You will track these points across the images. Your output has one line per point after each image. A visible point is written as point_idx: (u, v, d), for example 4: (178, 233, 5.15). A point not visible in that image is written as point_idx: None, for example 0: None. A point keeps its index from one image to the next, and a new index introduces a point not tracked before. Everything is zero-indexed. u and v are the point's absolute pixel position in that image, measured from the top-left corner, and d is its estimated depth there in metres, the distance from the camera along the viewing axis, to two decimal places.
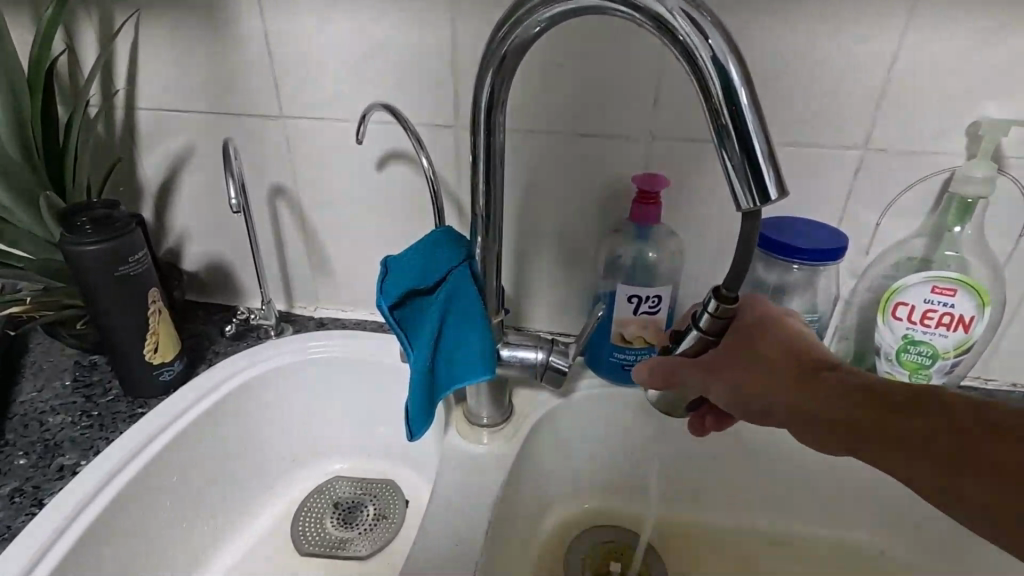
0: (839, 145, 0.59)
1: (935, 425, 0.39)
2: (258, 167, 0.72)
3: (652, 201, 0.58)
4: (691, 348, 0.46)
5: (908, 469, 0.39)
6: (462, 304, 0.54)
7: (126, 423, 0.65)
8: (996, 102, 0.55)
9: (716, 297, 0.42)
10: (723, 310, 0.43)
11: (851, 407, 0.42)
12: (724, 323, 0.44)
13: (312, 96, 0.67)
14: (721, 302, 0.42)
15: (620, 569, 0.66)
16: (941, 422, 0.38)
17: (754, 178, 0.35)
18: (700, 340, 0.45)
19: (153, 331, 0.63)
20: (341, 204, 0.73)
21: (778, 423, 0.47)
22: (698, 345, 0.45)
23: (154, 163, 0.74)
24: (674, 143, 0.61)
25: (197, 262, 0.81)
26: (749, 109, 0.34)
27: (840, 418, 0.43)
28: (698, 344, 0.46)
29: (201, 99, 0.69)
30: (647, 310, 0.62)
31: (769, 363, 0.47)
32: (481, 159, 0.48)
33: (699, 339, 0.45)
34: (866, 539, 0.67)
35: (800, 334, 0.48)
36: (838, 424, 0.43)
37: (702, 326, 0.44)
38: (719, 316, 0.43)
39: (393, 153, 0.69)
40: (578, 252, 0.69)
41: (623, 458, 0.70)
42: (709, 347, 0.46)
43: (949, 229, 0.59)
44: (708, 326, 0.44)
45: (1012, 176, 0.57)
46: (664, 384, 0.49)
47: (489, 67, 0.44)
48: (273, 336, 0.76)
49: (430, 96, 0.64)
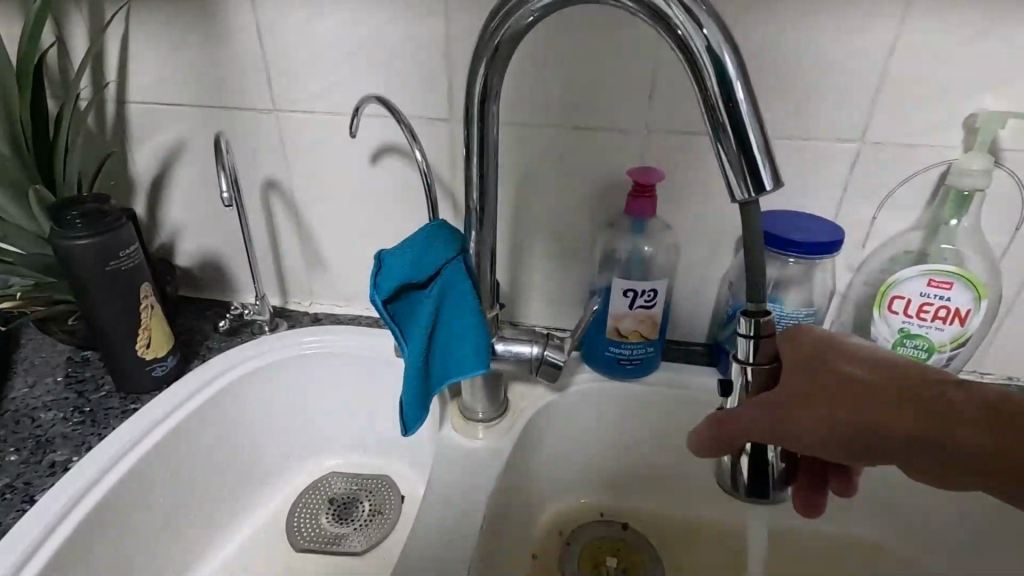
0: (835, 138, 0.58)
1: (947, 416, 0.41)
2: (251, 161, 0.72)
3: (648, 194, 0.58)
4: (748, 386, 0.43)
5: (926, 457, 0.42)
6: (457, 298, 0.54)
7: (118, 419, 0.64)
8: (993, 95, 0.54)
9: (745, 316, 0.41)
10: (763, 327, 0.41)
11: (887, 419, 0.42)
12: (767, 344, 0.42)
13: (306, 90, 0.66)
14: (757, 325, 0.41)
15: (616, 564, 0.66)
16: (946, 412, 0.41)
17: (749, 169, 0.35)
18: (751, 372, 0.43)
19: (144, 326, 0.63)
20: (335, 198, 0.73)
21: (837, 451, 0.44)
22: (753, 379, 0.43)
23: (146, 157, 0.74)
24: (670, 136, 0.61)
25: (190, 258, 0.80)
26: (744, 101, 0.34)
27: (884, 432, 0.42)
28: (751, 376, 0.43)
29: (193, 92, 0.68)
30: (642, 304, 0.62)
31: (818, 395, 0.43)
32: (474, 152, 0.47)
33: (751, 372, 0.43)
34: (862, 534, 0.67)
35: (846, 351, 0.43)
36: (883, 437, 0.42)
37: (744, 356, 0.43)
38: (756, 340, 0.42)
39: (386, 146, 0.68)
40: (573, 246, 0.68)
41: (618, 452, 0.70)
42: (765, 380, 0.43)
43: (945, 223, 0.59)
44: (751, 352, 0.42)
45: (1007, 169, 0.57)
46: (724, 438, 0.44)
47: (482, 59, 0.43)
48: (267, 331, 0.76)
49: (425, 89, 0.64)
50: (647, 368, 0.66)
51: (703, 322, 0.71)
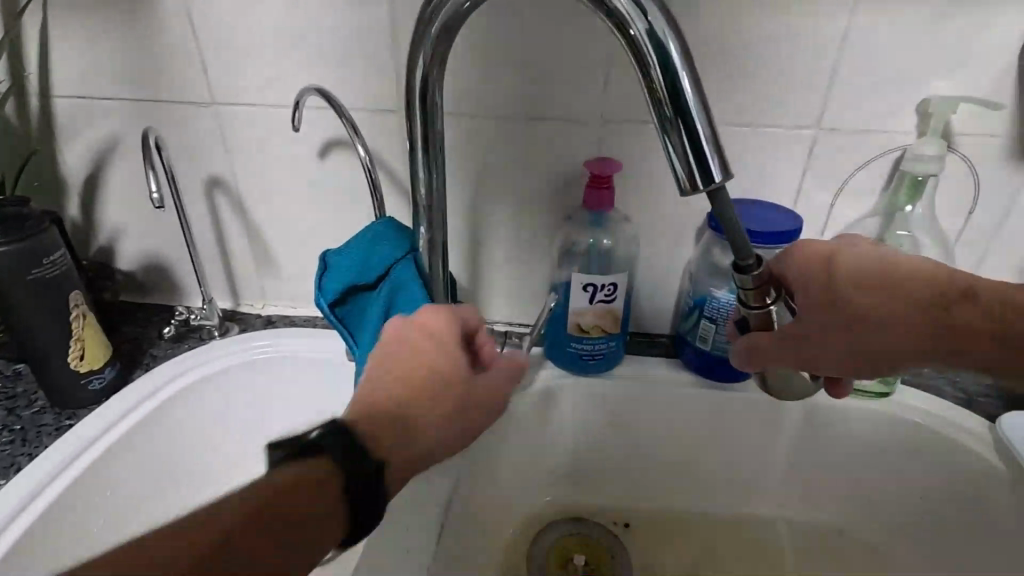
0: (792, 125, 0.58)
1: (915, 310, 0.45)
2: (190, 158, 0.68)
3: (605, 186, 0.57)
4: (759, 324, 0.44)
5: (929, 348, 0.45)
6: (406, 299, 0.51)
7: (52, 437, 0.60)
8: (945, 80, 0.54)
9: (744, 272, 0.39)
10: (761, 278, 0.40)
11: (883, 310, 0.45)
12: (766, 289, 0.41)
13: (245, 81, 0.62)
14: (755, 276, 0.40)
15: (583, 563, 0.65)
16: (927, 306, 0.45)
17: (696, 162, 0.33)
18: (763, 314, 0.43)
19: (77, 337, 0.59)
20: (284, 195, 0.69)
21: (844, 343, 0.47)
22: (764, 319, 0.43)
23: (77, 156, 0.69)
24: (627, 126, 0.59)
25: (131, 261, 0.76)
26: (688, 87, 0.32)
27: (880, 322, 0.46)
28: (763, 318, 0.43)
29: (123, 85, 0.64)
30: (602, 299, 0.60)
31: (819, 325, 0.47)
32: (418, 145, 0.45)
33: (764, 315, 0.43)
34: (827, 519, 0.68)
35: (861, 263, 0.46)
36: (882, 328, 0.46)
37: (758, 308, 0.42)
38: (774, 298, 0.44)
39: (334, 140, 0.65)
40: (533, 240, 0.66)
41: (585, 447, 0.69)
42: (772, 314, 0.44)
43: (900, 209, 0.59)
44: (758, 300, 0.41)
45: (960, 154, 0.57)
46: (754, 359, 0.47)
47: (420, 47, 0.41)
48: (216, 337, 0.72)
49: (370, 79, 0.61)
50: (610, 362, 0.65)
51: (667, 314, 0.70)
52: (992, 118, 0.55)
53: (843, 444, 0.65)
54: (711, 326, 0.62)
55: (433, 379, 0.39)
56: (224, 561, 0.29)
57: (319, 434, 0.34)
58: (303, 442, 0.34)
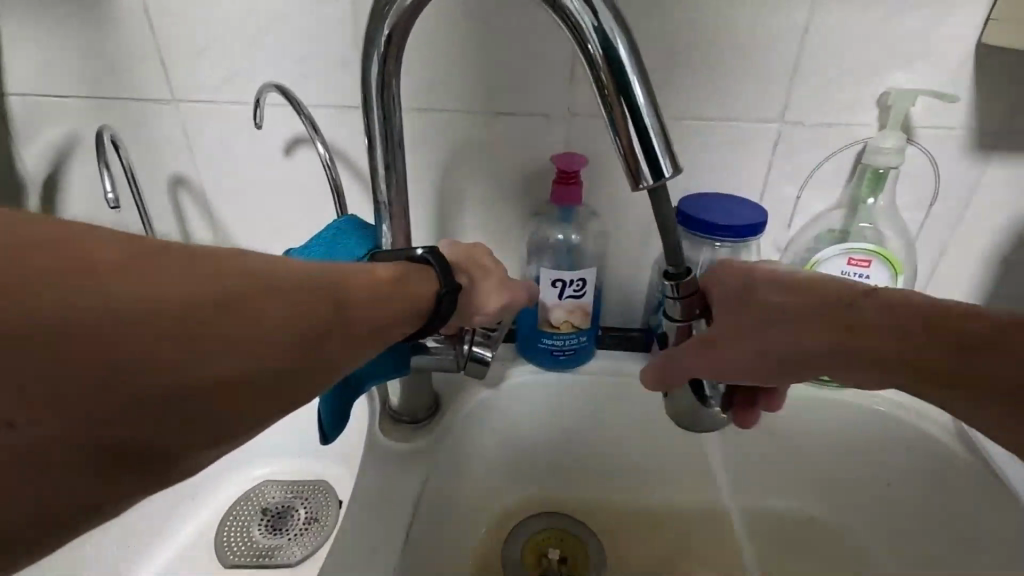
0: (757, 119, 0.58)
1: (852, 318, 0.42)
2: (152, 156, 0.67)
3: (572, 181, 0.56)
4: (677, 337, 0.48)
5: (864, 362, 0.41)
6: None
7: None
8: (904, 73, 0.55)
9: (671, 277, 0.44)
10: (683, 287, 0.45)
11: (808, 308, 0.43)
12: (690, 301, 0.46)
13: (207, 78, 0.61)
14: (688, 287, 0.45)
15: (557, 556, 0.65)
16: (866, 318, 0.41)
17: (645, 159, 0.33)
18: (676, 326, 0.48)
19: None
20: (250, 194, 0.68)
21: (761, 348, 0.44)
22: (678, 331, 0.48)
23: (35, 155, 0.67)
24: (593, 121, 0.59)
25: None
26: (636, 82, 0.33)
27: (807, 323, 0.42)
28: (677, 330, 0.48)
29: (81, 83, 0.63)
30: (572, 294, 0.60)
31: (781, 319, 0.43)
32: (377, 142, 0.44)
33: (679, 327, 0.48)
34: (797, 507, 0.69)
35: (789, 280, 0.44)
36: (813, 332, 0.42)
37: (675, 316, 0.47)
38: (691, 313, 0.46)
39: (300, 137, 0.64)
40: (503, 236, 0.66)
41: (558, 442, 0.69)
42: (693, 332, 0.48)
43: (863, 202, 0.59)
44: (677, 312, 0.46)
45: (920, 146, 0.58)
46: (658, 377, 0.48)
47: (375, 43, 0.40)
48: None
49: (333, 74, 0.60)
50: (581, 357, 0.65)
51: (637, 307, 0.70)
52: (951, 109, 0.55)
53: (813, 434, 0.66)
54: None
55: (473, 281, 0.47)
56: (325, 302, 0.35)
57: (422, 252, 0.43)
58: (401, 258, 0.43)
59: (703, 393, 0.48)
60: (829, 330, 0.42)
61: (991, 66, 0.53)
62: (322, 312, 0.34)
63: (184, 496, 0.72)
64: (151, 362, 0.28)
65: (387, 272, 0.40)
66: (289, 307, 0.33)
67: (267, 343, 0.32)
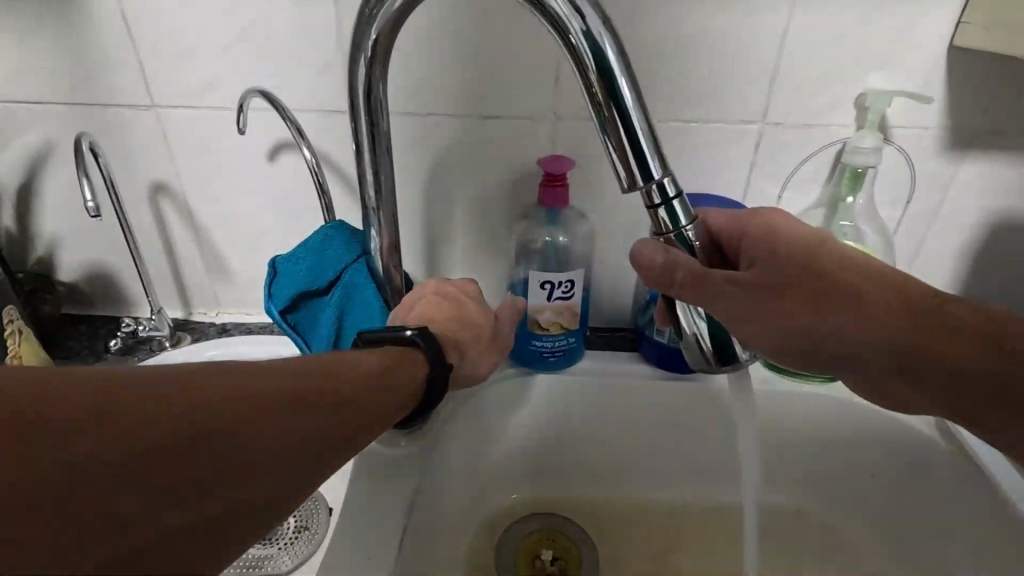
0: (739, 120, 0.59)
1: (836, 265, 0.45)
2: (131, 162, 0.65)
3: (559, 183, 0.57)
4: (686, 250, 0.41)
5: (855, 305, 0.44)
6: (360, 303, 0.50)
7: None
8: (880, 75, 0.56)
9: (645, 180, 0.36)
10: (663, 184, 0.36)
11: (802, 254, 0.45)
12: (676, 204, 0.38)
13: (187, 83, 0.60)
14: (674, 189, 0.36)
15: (550, 557, 0.66)
16: (846, 266, 0.45)
17: (635, 162, 0.34)
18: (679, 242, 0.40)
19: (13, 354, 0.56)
20: (232, 199, 0.67)
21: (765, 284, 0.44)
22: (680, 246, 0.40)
23: (9, 162, 0.66)
24: (578, 123, 0.60)
25: (73, 272, 0.73)
26: (626, 87, 0.33)
27: (801, 265, 0.44)
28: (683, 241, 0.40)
29: (56, 88, 0.61)
30: (560, 296, 0.61)
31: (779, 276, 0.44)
32: (365, 148, 0.44)
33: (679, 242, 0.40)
34: (784, 501, 0.70)
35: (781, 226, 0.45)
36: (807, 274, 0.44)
37: (661, 229, 0.40)
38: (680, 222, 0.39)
39: (284, 142, 0.63)
40: (489, 239, 0.66)
41: (549, 442, 0.69)
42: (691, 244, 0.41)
43: (843, 201, 0.61)
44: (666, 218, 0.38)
45: (897, 145, 0.59)
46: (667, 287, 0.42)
47: (361, 49, 0.40)
48: (168, 347, 0.70)
49: (317, 79, 0.60)
50: (569, 358, 0.65)
51: (624, 306, 0.71)
52: (925, 110, 0.57)
53: (797, 429, 0.67)
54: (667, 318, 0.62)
55: (459, 322, 0.48)
56: (318, 399, 0.35)
57: (411, 334, 0.42)
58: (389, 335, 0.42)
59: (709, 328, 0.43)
60: (819, 273, 0.44)
61: (963, 67, 0.55)
62: (313, 409, 0.34)
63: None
64: (142, 528, 0.27)
65: (378, 361, 0.40)
66: (274, 415, 0.32)
67: (259, 451, 0.31)
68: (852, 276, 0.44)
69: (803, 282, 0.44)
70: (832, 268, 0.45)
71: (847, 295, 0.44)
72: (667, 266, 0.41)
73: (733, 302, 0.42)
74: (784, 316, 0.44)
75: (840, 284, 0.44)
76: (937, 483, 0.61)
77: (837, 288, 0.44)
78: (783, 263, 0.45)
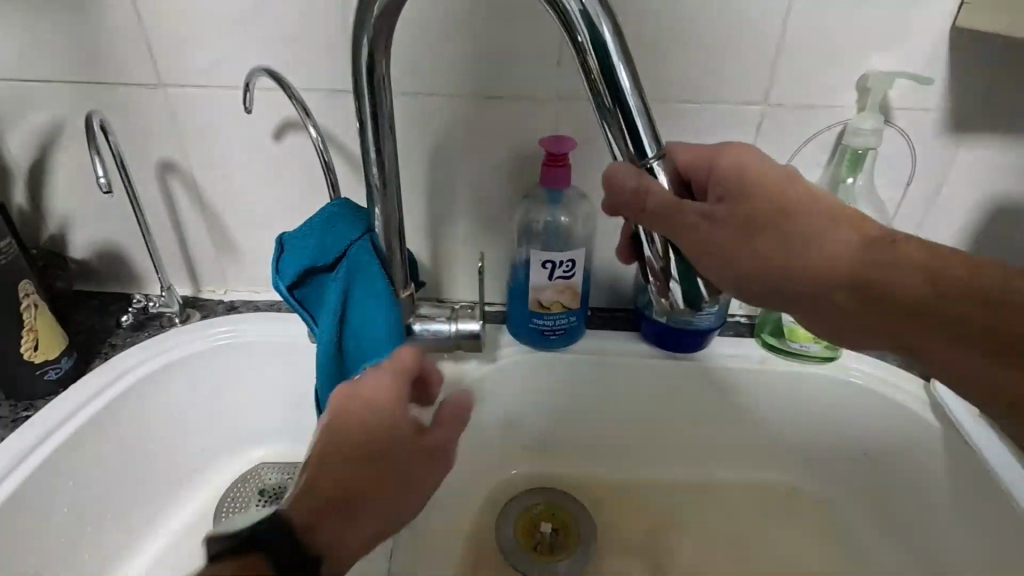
0: (740, 102, 0.59)
1: (809, 198, 0.42)
2: (140, 141, 0.66)
3: (560, 164, 0.58)
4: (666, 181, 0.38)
5: (829, 242, 0.41)
6: (365, 279, 0.51)
7: (9, 428, 0.58)
8: (883, 56, 0.56)
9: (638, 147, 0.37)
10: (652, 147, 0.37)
11: (775, 185, 0.42)
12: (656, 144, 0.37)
13: (193, 62, 0.61)
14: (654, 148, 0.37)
15: (549, 529, 0.68)
16: (817, 201, 0.41)
17: (633, 139, 0.36)
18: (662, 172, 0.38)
19: (29, 327, 0.57)
20: (239, 179, 0.68)
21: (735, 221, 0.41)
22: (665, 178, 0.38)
23: (20, 141, 0.67)
24: (579, 104, 0.60)
25: (85, 250, 0.75)
26: (621, 68, 0.34)
27: (773, 198, 0.41)
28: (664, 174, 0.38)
29: (65, 66, 0.62)
30: (561, 275, 0.62)
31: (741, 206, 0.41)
32: (367, 125, 0.45)
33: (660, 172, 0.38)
34: (777, 478, 0.72)
35: (750, 159, 0.42)
36: (781, 206, 0.41)
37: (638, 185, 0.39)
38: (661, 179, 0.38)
39: (289, 121, 0.64)
40: (492, 219, 0.67)
41: (549, 419, 0.71)
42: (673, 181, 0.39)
43: (843, 181, 0.61)
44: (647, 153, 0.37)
45: (898, 127, 0.59)
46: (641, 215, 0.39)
47: (364, 26, 0.41)
48: (178, 324, 0.72)
49: (322, 58, 0.60)
50: (571, 336, 0.67)
51: (625, 287, 0.72)
52: (927, 92, 0.57)
53: (793, 408, 0.69)
54: None
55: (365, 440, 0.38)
56: (346, 456, 0.37)
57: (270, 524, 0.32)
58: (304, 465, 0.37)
59: (678, 270, 0.40)
60: (798, 202, 0.41)
61: (965, 49, 0.55)
62: (341, 467, 0.37)
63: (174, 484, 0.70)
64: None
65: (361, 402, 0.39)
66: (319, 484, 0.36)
67: (314, 518, 0.34)
68: (826, 209, 0.41)
69: (776, 214, 0.41)
70: (809, 201, 0.41)
71: (823, 228, 0.41)
72: (639, 190, 0.38)
73: (705, 236, 0.40)
74: (761, 258, 0.42)
75: (812, 217, 0.41)
76: (928, 461, 0.63)
77: (812, 222, 0.41)
78: (749, 193, 0.42)
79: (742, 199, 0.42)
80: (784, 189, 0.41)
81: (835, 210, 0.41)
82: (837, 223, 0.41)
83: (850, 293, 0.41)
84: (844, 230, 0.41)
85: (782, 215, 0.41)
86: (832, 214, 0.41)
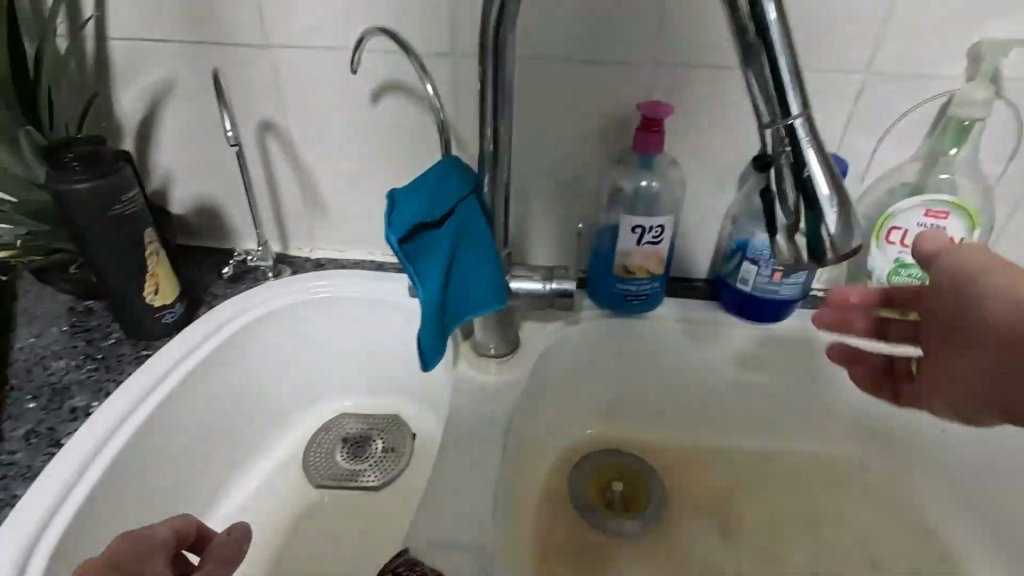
0: (843, 70, 0.59)
1: (953, 311, 0.48)
2: (244, 101, 0.69)
3: (655, 129, 0.58)
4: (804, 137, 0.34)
5: (975, 360, 0.47)
6: (471, 235, 0.55)
7: (133, 365, 0.62)
8: (998, 24, 0.55)
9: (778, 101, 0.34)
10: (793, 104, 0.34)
11: (947, 310, 0.49)
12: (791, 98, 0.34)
13: (302, 23, 0.63)
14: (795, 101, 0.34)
15: (621, 488, 0.70)
16: (969, 327, 0.47)
17: (780, 94, 0.34)
18: (802, 127, 0.34)
19: (152, 273, 0.61)
20: (335, 140, 0.71)
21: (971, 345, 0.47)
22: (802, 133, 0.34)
23: (133, 98, 0.71)
24: (677, 70, 0.60)
25: (184, 205, 0.78)
26: (773, 21, 0.32)
27: (973, 332, 0.47)
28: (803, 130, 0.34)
29: (181, 26, 0.65)
30: (650, 241, 0.63)
31: (946, 289, 0.48)
32: (489, 87, 0.49)
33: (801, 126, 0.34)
34: (848, 450, 0.73)
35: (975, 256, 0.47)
36: (963, 330, 0.48)
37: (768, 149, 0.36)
38: (800, 140, 0.34)
39: (388, 84, 0.66)
40: (579, 185, 0.68)
41: (624, 383, 0.73)
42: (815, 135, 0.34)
43: (944, 153, 0.60)
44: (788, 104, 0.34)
45: (1007, 100, 0.58)
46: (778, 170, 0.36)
47: None
48: (272, 278, 0.76)
49: (424, 21, 0.62)
50: (653, 302, 0.68)
51: (705, 257, 0.73)
52: None
53: None
54: (753, 267, 0.64)
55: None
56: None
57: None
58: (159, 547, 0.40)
59: (805, 220, 0.36)
60: (970, 360, 0.48)
61: None
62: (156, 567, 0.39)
63: (266, 427, 0.71)
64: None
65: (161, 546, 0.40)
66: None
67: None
68: (994, 346, 0.45)
69: (995, 364, 0.46)
70: (965, 327, 0.47)
71: (977, 354, 0.47)
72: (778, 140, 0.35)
73: (965, 359, 0.48)
74: (993, 372, 0.46)
75: (964, 338, 0.48)
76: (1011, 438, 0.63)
77: (997, 356, 0.45)
78: (974, 278, 0.46)
79: (942, 321, 0.50)
80: (949, 287, 0.48)
81: (1000, 349, 0.45)
82: (962, 346, 0.48)
83: (982, 368, 0.47)
84: (991, 359, 0.46)
85: (995, 356, 0.46)
86: (994, 332, 0.45)
